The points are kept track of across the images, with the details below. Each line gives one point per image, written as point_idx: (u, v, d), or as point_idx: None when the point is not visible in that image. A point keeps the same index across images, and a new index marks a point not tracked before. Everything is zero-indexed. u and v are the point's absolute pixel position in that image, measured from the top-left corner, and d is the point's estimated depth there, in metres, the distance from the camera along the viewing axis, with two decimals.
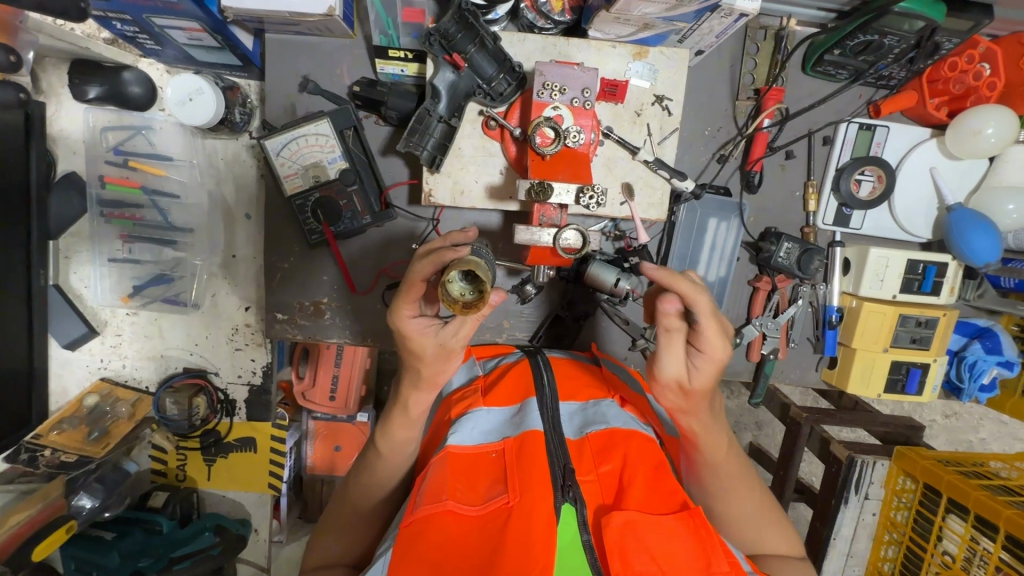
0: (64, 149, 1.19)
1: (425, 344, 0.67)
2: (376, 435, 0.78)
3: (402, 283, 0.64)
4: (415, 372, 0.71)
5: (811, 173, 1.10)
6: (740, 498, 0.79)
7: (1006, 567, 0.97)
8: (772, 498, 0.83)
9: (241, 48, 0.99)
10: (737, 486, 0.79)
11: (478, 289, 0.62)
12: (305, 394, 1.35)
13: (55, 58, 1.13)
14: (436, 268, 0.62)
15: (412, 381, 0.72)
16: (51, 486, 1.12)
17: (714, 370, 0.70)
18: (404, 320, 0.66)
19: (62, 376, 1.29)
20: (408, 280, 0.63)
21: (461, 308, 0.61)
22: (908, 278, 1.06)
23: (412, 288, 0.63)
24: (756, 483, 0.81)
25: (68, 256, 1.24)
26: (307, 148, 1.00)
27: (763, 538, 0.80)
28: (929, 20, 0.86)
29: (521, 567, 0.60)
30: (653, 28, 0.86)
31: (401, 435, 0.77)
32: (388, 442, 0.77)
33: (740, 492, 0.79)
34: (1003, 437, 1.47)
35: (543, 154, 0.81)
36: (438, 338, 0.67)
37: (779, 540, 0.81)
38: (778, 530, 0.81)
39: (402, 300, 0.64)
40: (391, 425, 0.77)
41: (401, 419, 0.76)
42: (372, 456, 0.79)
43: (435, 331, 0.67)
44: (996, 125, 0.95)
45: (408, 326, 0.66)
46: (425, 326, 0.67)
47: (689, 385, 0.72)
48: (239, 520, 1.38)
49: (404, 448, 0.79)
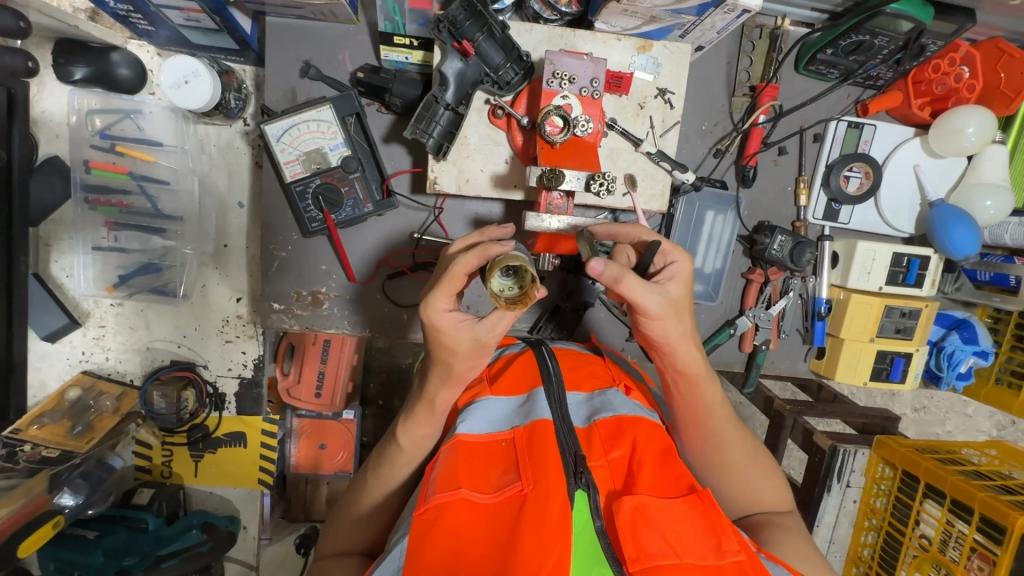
0: (46, 132, 1.14)
1: (459, 339, 0.67)
2: (396, 429, 0.78)
3: (443, 277, 0.65)
4: (446, 368, 0.70)
5: (802, 169, 1.13)
6: (735, 459, 0.81)
7: (981, 547, 1.01)
8: (767, 457, 0.84)
9: (239, 31, 0.98)
10: (729, 446, 0.81)
11: (519, 286, 0.66)
12: (290, 391, 1.28)
13: (38, 37, 1.08)
14: (479, 260, 0.64)
15: (442, 376, 0.71)
16: (34, 480, 1.06)
17: (683, 291, 0.71)
18: (439, 313, 0.66)
19: (41, 368, 1.24)
20: (451, 274, 0.64)
21: (505, 303, 0.65)
22: (893, 270, 1.11)
23: (453, 282, 0.64)
24: (749, 438, 0.83)
25: (49, 243, 1.19)
26: (308, 135, 0.99)
27: (761, 489, 0.82)
28: (917, 22, 0.90)
29: (537, 554, 0.59)
30: (658, 22, 0.88)
31: (420, 431, 0.77)
32: (410, 437, 0.77)
33: (735, 453, 0.81)
34: (968, 429, 1.55)
35: (553, 143, 0.82)
36: (473, 333, 0.67)
37: (774, 498, 0.83)
38: (772, 478, 0.83)
39: (441, 293, 0.65)
40: (415, 421, 0.76)
41: (424, 416, 0.76)
42: (393, 450, 0.79)
43: (471, 326, 0.67)
44: (977, 125, 0.99)
45: (443, 320, 0.66)
46: (461, 321, 0.67)
47: (666, 320, 0.71)
48: (228, 517, 1.35)
49: (422, 443, 0.78)
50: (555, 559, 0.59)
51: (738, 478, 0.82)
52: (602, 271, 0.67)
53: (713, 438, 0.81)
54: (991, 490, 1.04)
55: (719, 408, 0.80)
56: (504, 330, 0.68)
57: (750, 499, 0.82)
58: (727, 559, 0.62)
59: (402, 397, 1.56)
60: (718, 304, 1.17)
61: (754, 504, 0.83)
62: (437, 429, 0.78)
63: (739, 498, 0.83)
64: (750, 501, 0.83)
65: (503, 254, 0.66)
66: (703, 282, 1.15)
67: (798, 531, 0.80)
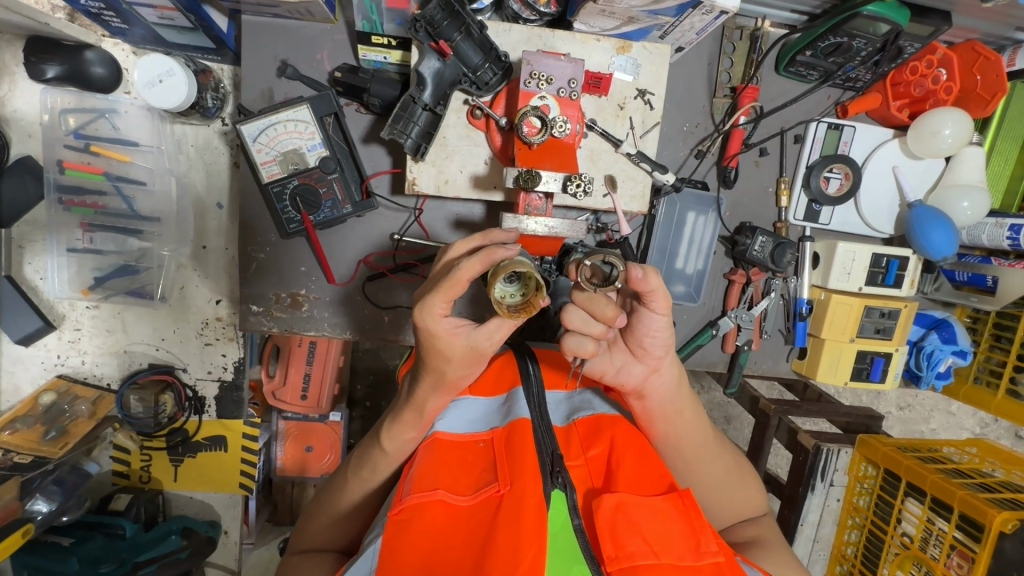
0: (19, 132, 1.12)
1: (454, 345, 0.65)
2: (379, 435, 0.76)
3: (443, 280, 0.60)
4: (440, 374, 0.68)
5: (784, 170, 1.14)
6: (717, 477, 0.81)
7: (960, 545, 1.01)
8: (746, 467, 0.85)
9: (215, 29, 0.96)
10: (711, 464, 0.80)
11: (522, 292, 0.64)
12: (275, 393, 1.28)
13: (9, 34, 1.06)
14: (484, 267, 0.60)
15: (433, 383, 0.70)
16: (6, 487, 1.04)
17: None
18: (435, 318, 0.62)
19: (15, 372, 1.22)
20: (455, 278, 0.59)
21: (507, 311, 0.63)
22: (873, 271, 1.11)
23: (454, 288, 0.60)
24: (730, 453, 0.83)
25: (23, 245, 1.17)
26: (285, 135, 0.98)
27: (743, 499, 0.84)
28: (894, 24, 0.91)
29: (514, 554, 0.59)
30: (637, 22, 0.88)
31: (403, 436, 0.75)
32: (395, 441, 0.75)
33: (718, 471, 0.81)
34: (951, 427, 1.56)
35: (531, 143, 0.81)
36: (469, 338, 0.65)
37: (752, 508, 0.85)
38: (752, 488, 0.85)
39: (440, 297, 0.60)
40: (402, 424, 0.74)
41: (412, 419, 0.74)
42: (375, 453, 0.77)
43: (467, 331, 0.65)
44: (954, 126, 1.00)
45: (439, 325, 0.63)
46: (456, 325, 0.64)
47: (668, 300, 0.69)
48: (208, 522, 1.34)
49: (407, 447, 0.77)
50: (530, 561, 0.58)
51: (719, 494, 0.82)
52: (641, 277, 0.62)
53: (696, 461, 0.80)
54: (970, 488, 1.05)
55: (704, 432, 0.79)
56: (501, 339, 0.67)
57: (729, 512, 0.84)
58: (705, 560, 0.62)
59: (388, 399, 1.55)
60: (700, 305, 1.17)
61: (734, 516, 0.84)
62: (422, 433, 0.76)
63: (720, 511, 0.83)
64: (730, 515, 0.84)
65: (509, 258, 0.61)
66: (685, 284, 1.14)
67: (772, 534, 0.83)
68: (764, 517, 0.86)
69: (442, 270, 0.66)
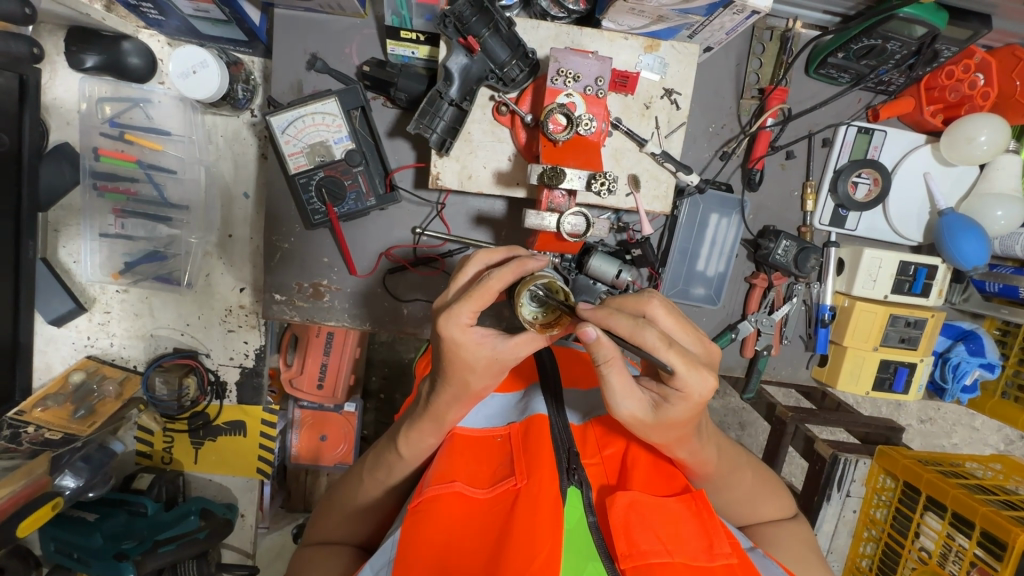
0: (58, 119, 1.15)
1: (480, 355, 0.62)
2: (397, 440, 0.74)
3: (472, 288, 0.60)
4: (462, 387, 0.65)
5: (811, 174, 1.12)
6: (744, 492, 0.76)
7: (981, 563, 0.98)
8: (760, 467, 0.80)
9: (248, 21, 0.97)
10: (739, 475, 0.75)
11: (550, 310, 0.65)
12: (292, 381, 1.30)
13: (51, 24, 1.09)
14: (517, 276, 0.60)
15: (455, 395, 0.66)
16: (37, 461, 1.09)
17: (686, 411, 0.61)
18: (462, 328, 0.60)
19: (47, 352, 1.26)
20: (485, 287, 0.59)
21: (540, 327, 0.63)
22: (899, 279, 1.09)
23: (485, 297, 0.59)
24: (751, 461, 0.78)
25: (58, 229, 1.20)
26: (312, 127, 0.99)
27: (760, 512, 0.79)
28: (931, 27, 0.88)
29: (528, 551, 0.58)
30: (666, 21, 0.88)
31: (422, 444, 0.73)
32: (412, 447, 0.73)
33: (734, 481, 0.75)
34: (973, 441, 1.52)
35: (555, 140, 0.82)
36: (495, 348, 0.62)
37: (775, 509, 0.79)
38: (774, 498, 0.80)
39: (468, 306, 0.59)
40: (418, 432, 0.72)
41: (430, 427, 0.71)
42: (393, 457, 0.75)
43: (494, 342, 0.62)
44: (990, 134, 0.98)
45: (464, 335, 0.61)
46: (483, 336, 0.62)
47: (660, 430, 0.64)
48: (225, 505, 1.35)
49: (425, 453, 0.74)
50: (544, 557, 0.57)
51: (731, 496, 0.76)
52: (595, 339, 0.58)
53: (724, 479, 0.74)
54: (993, 504, 1.02)
55: (713, 441, 0.71)
56: (526, 355, 0.64)
57: (751, 512, 0.78)
58: (718, 562, 0.60)
59: (401, 392, 1.57)
60: (719, 308, 1.17)
61: (753, 517, 0.79)
62: (443, 439, 0.74)
63: (735, 510, 0.78)
64: (752, 518, 0.79)
65: (537, 270, 0.62)
66: (705, 286, 1.14)
67: (804, 541, 0.78)
68: (794, 520, 0.80)
69: (466, 285, 0.65)
